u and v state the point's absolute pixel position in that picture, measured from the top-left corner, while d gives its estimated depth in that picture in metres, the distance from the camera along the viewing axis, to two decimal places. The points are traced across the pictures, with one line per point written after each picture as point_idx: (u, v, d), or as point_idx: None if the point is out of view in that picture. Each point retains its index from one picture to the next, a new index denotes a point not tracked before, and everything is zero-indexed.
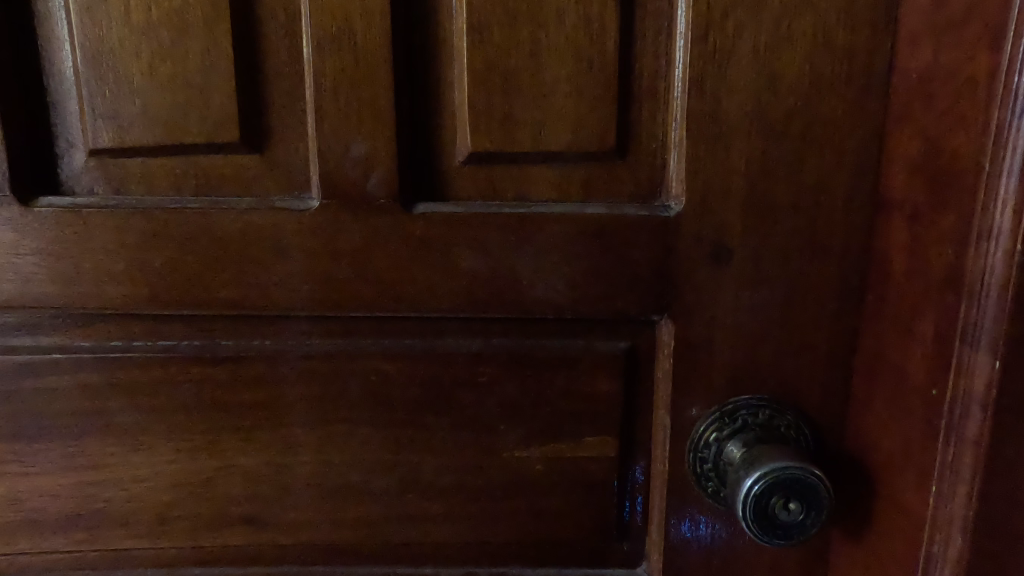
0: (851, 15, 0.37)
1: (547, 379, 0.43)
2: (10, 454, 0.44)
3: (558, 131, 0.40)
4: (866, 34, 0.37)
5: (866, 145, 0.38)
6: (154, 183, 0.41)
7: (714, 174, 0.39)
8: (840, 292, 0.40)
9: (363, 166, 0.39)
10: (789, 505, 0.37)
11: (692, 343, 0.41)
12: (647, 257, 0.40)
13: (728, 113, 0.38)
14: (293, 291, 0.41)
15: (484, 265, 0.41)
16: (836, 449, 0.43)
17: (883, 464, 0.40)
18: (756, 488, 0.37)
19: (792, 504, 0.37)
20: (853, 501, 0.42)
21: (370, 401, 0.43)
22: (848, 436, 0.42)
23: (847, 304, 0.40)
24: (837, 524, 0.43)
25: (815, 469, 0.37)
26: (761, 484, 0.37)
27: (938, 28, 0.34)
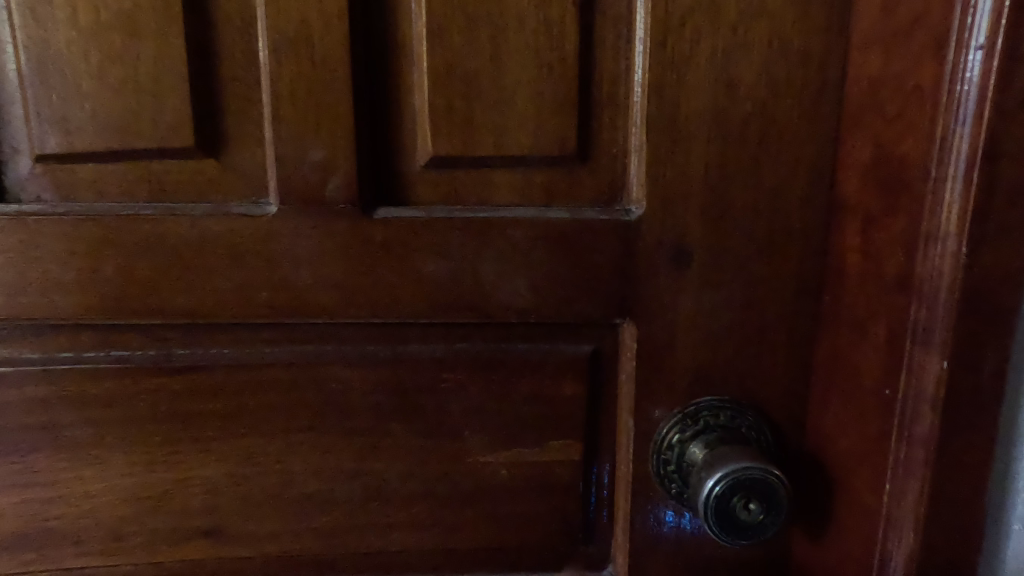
0: (805, 23, 0.38)
1: (512, 383, 0.43)
2: None
3: (520, 135, 0.40)
4: (820, 42, 0.38)
5: (820, 150, 0.39)
6: (105, 189, 0.39)
7: (674, 179, 0.39)
8: (799, 294, 0.41)
9: (322, 170, 0.39)
10: (749, 505, 0.38)
11: (655, 345, 0.42)
12: (609, 261, 0.41)
13: (688, 118, 0.39)
14: (253, 299, 0.40)
15: (447, 270, 0.40)
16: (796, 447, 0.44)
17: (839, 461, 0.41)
18: (717, 489, 0.38)
19: (751, 504, 0.38)
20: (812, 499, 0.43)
21: (332, 410, 0.43)
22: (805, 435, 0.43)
23: (806, 305, 0.41)
24: (797, 521, 0.44)
25: (772, 468, 0.38)
26: (722, 485, 0.37)
27: (885, 38, 0.35)
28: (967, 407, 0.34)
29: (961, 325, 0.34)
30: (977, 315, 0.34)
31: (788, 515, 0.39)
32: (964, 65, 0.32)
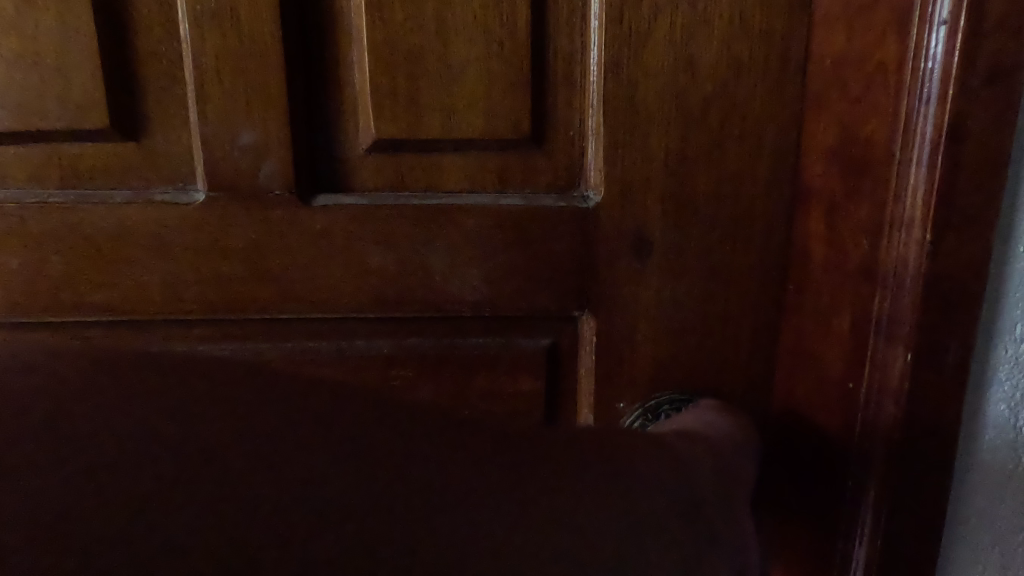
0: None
1: (465, 380, 0.41)
2: None
3: (469, 117, 0.37)
4: (783, 17, 0.35)
5: (783, 132, 0.37)
6: (6, 173, 0.36)
7: (632, 164, 0.37)
8: (762, 286, 0.39)
9: (254, 154, 0.36)
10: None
11: (614, 338, 0.40)
12: (566, 250, 0.39)
13: (647, 99, 0.37)
14: (183, 294, 0.37)
15: (394, 261, 0.38)
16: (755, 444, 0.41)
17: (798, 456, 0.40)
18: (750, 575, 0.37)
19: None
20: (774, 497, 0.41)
21: None
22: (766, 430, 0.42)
23: (768, 297, 0.39)
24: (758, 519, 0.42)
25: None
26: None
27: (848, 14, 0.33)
28: (929, 398, 0.34)
29: (925, 315, 0.33)
30: (942, 304, 0.33)
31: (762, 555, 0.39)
32: (926, 43, 0.30)
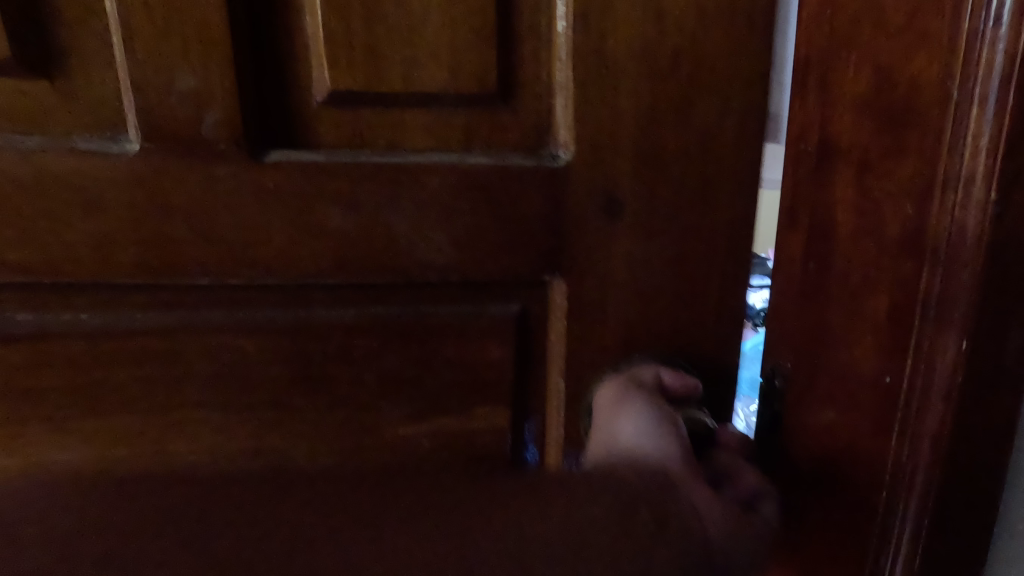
0: None
1: (431, 351, 0.37)
2: None
3: (428, 65, 0.32)
4: None
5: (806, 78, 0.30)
6: None
7: (602, 115, 0.33)
8: None
9: (196, 103, 0.32)
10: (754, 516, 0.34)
11: (585, 303, 0.36)
12: (534, 211, 0.34)
13: (617, 36, 0.31)
14: (125, 258, 0.35)
15: (352, 223, 0.34)
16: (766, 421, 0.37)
17: (818, 466, 0.33)
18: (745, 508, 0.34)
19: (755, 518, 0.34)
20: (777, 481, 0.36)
21: (221, 378, 0.37)
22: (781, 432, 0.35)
23: None
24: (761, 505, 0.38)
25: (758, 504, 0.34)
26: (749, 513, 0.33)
27: None
28: (983, 411, 0.26)
29: (984, 306, 0.25)
30: (1005, 293, 0.25)
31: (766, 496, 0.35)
32: None
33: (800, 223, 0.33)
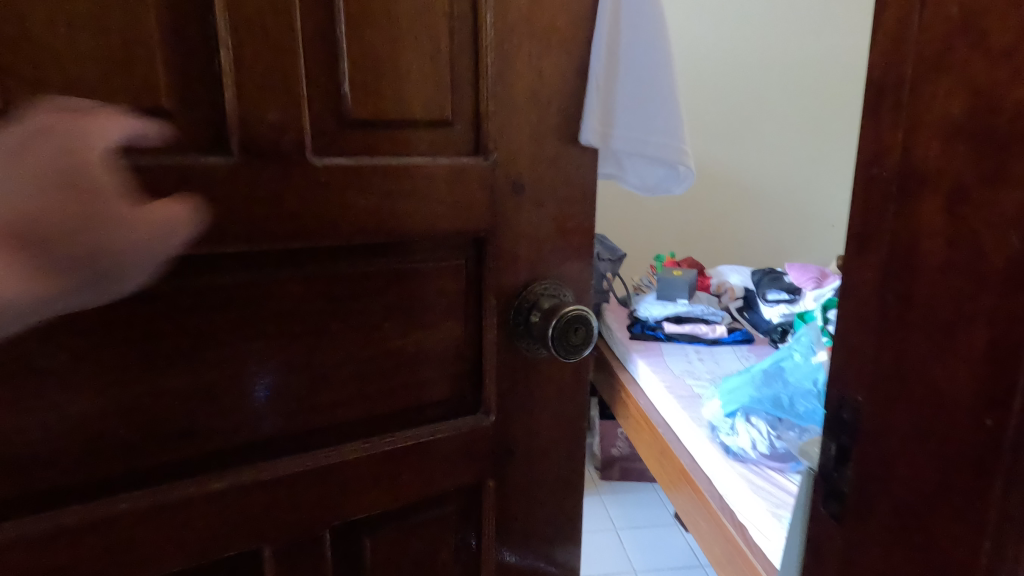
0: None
1: (340, 269, 0.68)
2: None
3: (421, 98, 0.67)
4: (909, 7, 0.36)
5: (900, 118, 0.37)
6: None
7: (438, 134, 0.69)
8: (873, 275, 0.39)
9: (279, 126, 0.60)
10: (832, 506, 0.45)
11: (514, 241, 0.75)
12: (482, 190, 0.71)
13: (393, 57, 0.64)
14: (110, 209, 0.54)
15: (400, 201, 0.67)
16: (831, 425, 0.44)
17: (908, 471, 0.38)
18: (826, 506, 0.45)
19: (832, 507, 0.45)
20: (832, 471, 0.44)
21: (302, 288, 0.66)
22: (864, 445, 0.41)
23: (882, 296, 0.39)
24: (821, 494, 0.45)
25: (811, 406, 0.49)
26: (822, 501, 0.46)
27: None
28: None
29: None
30: None
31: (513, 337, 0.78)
32: None
33: (878, 246, 0.39)
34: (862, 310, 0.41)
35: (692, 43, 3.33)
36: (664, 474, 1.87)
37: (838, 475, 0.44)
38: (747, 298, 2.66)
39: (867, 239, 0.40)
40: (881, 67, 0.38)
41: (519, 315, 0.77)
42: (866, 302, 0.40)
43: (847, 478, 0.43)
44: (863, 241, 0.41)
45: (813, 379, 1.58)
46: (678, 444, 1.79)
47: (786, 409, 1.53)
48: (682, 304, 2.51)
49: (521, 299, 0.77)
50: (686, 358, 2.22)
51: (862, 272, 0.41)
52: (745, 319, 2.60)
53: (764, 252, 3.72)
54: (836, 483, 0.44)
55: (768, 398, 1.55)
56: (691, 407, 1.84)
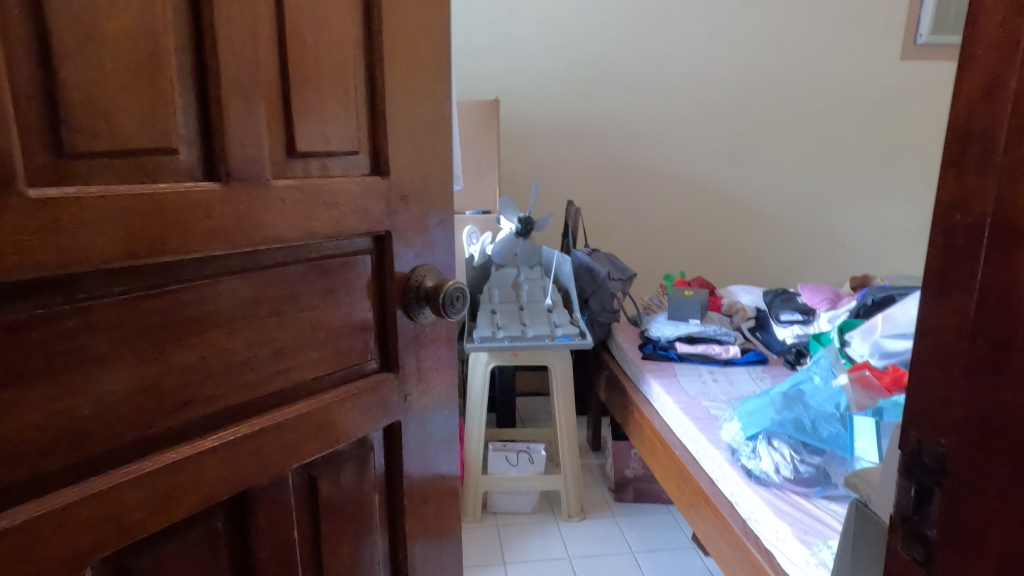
0: (1003, 38, 0.36)
1: (299, 274, 0.77)
2: (24, 396, 0.56)
3: (335, 126, 0.78)
4: (1006, 59, 0.36)
5: (1004, 163, 0.36)
6: (36, 163, 0.55)
7: (347, 155, 0.81)
8: (976, 317, 0.38)
9: (253, 156, 0.69)
10: (916, 553, 0.43)
11: (410, 238, 0.89)
12: (393, 203, 0.86)
13: (300, 92, 0.74)
14: (146, 228, 0.60)
15: (290, 213, 0.73)
16: (931, 468, 0.41)
17: (1005, 518, 0.37)
18: (910, 553, 0.44)
19: (917, 553, 0.43)
20: (923, 520, 0.42)
21: (275, 291, 0.75)
22: (949, 491, 0.40)
23: (973, 339, 0.38)
24: (908, 529, 0.44)
25: (930, 507, 0.42)
26: (904, 544, 0.44)
27: None
28: None
29: None
30: None
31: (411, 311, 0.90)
32: None
33: (971, 287, 0.38)
34: (945, 352, 0.40)
35: (702, 65, 3.37)
36: (680, 496, 1.86)
37: (921, 519, 0.43)
38: (758, 318, 2.68)
39: (950, 283, 0.40)
40: (966, 112, 0.38)
41: (412, 296, 0.89)
42: (949, 344, 0.40)
43: (931, 522, 0.42)
44: (945, 283, 0.40)
45: (835, 403, 1.55)
46: (696, 467, 1.79)
47: (809, 433, 1.51)
48: (695, 324, 2.52)
49: (409, 284, 0.89)
50: (699, 379, 2.22)
51: (946, 313, 0.40)
52: (758, 339, 2.60)
53: (773, 271, 3.73)
54: (919, 527, 0.43)
55: (789, 422, 1.54)
56: (710, 429, 1.83)
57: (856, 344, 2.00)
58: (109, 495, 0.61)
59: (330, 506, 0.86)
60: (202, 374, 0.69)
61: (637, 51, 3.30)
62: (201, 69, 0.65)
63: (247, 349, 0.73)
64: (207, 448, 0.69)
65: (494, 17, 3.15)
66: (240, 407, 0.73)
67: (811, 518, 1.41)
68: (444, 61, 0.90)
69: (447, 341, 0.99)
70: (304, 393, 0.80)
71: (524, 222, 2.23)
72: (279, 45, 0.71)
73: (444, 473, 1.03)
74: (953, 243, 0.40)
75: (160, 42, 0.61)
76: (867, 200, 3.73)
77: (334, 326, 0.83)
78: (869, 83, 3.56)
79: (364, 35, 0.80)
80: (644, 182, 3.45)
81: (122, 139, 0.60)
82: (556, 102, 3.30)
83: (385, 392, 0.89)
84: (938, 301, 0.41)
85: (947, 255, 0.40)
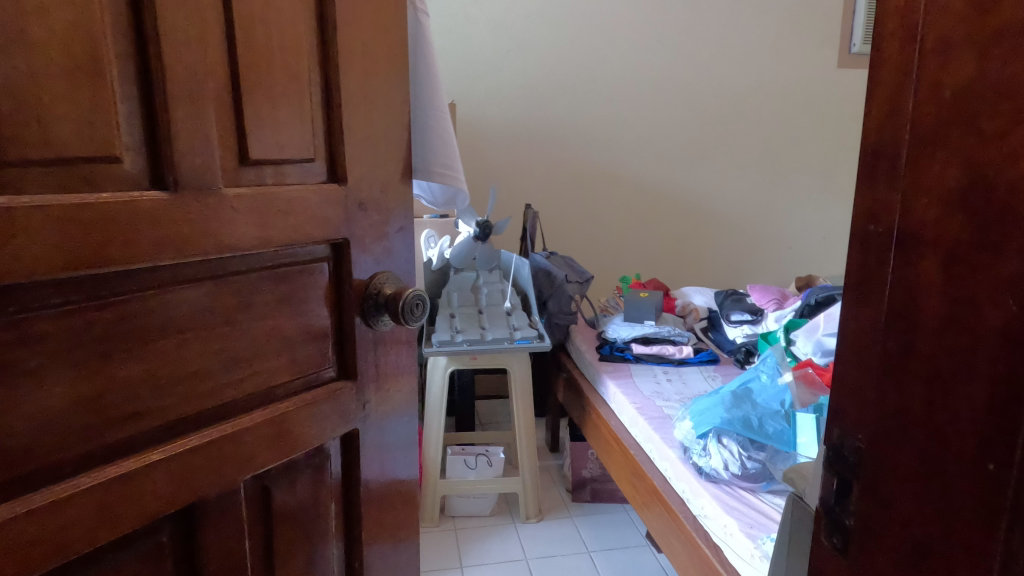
0: (903, 64, 0.39)
1: (252, 282, 0.77)
2: None
3: (288, 134, 0.79)
4: (902, 84, 0.39)
5: (907, 179, 0.39)
6: None
7: (302, 163, 0.81)
8: (887, 321, 0.41)
9: (202, 165, 0.69)
10: (836, 540, 0.46)
11: (367, 245, 0.89)
12: (349, 210, 0.86)
13: (250, 101, 0.74)
14: (85, 238, 0.60)
15: (241, 220, 0.73)
16: (850, 461, 0.44)
17: (911, 505, 0.40)
18: (831, 541, 0.47)
19: (837, 540, 0.46)
20: (841, 509, 0.45)
21: (227, 300, 0.74)
22: (866, 482, 0.43)
23: (885, 342, 0.41)
24: (828, 518, 0.47)
25: (849, 498, 0.44)
26: (825, 532, 0.47)
27: (943, 59, 0.36)
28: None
29: None
30: None
31: (366, 317, 0.91)
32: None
33: (882, 293, 0.42)
34: (862, 353, 0.43)
35: (654, 71, 3.44)
36: (635, 495, 1.89)
37: (841, 510, 0.45)
38: (712, 319, 2.75)
39: (864, 289, 0.43)
40: (876, 131, 0.42)
41: (370, 304, 0.90)
42: (865, 345, 0.43)
43: (851, 512, 0.44)
44: (861, 290, 0.44)
45: (781, 401, 1.61)
46: (651, 465, 1.83)
47: (755, 429, 1.55)
48: (650, 325, 2.58)
49: (367, 291, 0.90)
50: (654, 379, 2.26)
51: (862, 317, 0.43)
52: (710, 339, 2.68)
53: (725, 273, 3.83)
54: (840, 518, 0.45)
55: (738, 420, 1.58)
56: (663, 428, 1.87)
57: (800, 343, 2.07)
58: (48, 509, 0.60)
59: (285, 515, 0.86)
60: (149, 384, 0.68)
61: (591, 57, 3.36)
62: (148, 77, 0.65)
63: (197, 358, 0.72)
64: (154, 459, 0.68)
65: (450, 22, 3.17)
66: (192, 418, 0.73)
67: (757, 513, 1.46)
68: (399, 69, 0.91)
69: (405, 346, 1.00)
70: (258, 401, 0.80)
71: (483, 225, 2.21)
72: (229, 52, 0.71)
73: (402, 477, 1.04)
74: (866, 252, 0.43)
75: (102, 50, 0.61)
76: (813, 203, 3.87)
77: (290, 334, 0.83)
78: (814, 90, 3.69)
79: (316, 42, 0.81)
80: (601, 185, 3.51)
81: (61, 148, 0.59)
82: (512, 107, 3.32)
83: (341, 398, 0.89)
84: (855, 306, 0.44)
85: (862, 262, 0.43)
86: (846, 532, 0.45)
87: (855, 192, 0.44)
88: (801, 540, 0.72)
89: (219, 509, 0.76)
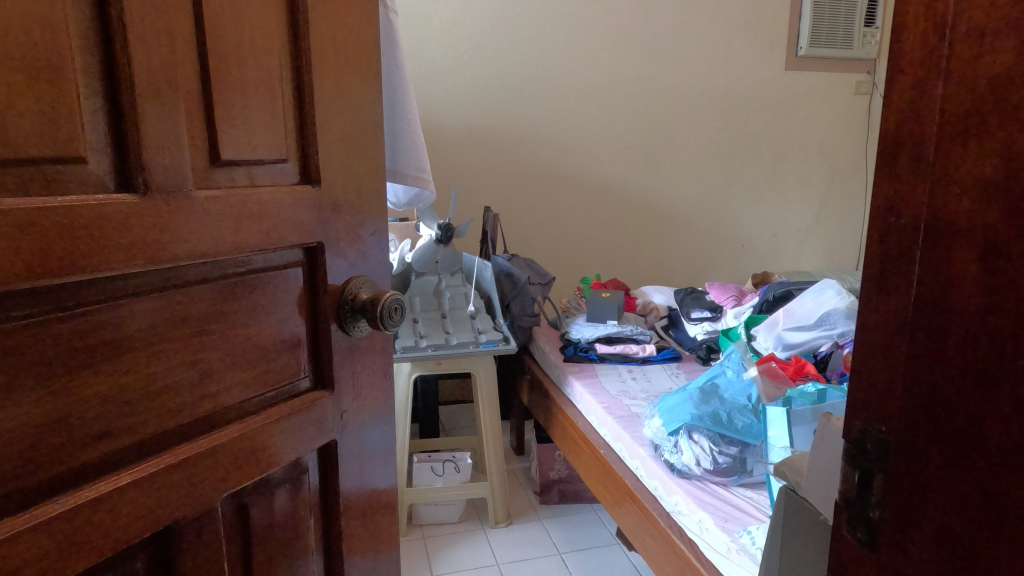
0: (931, 58, 0.40)
1: (227, 290, 0.73)
2: None
3: (263, 134, 0.75)
4: (932, 78, 0.40)
5: (936, 173, 0.40)
6: None
7: (276, 164, 0.77)
8: (916, 312, 0.42)
9: (175, 166, 0.65)
10: (857, 534, 0.47)
11: (343, 249, 0.86)
12: (325, 213, 0.83)
13: (223, 98, 0.70)
14: (47, 246, 0.55)
15: (215, 225, 0.69)
16: (875, 456, 0.45)
17: (945, 493, 0.40)
18: (850, 534, 0.48)
19: (858, 534, 0.47)
20: (862, 504, 0.47)
21: (201, 308, 0.70)
22: (895, 471, 0.44)
23: (913, 333, 0.42)
24: (848, 512, 0.48)
25: (873, 492, 0.46)
26: (844, 527, 0.49)
27: (974, 53, 0.37)
28: None
29: None
30: None
31: (342, 325, 0.87)
32: None
33: (910, 285, 0.42)
34: (890, 345, 0.44)
35: (608, 74, 3.48)
36: (605, 494, 1.90)
37: (864, 502, 0.46)
38: (671, 317, 2.80)
39: (890, 282, 0.44)
40: (903, 125, 0.43)
41: (346, 310, 0.87)
42: (894, 338, 0.44)
43: (874, 504, 0.46)
44: (884, 282, 0.45)
45: (747, 395, 1.64)
46: (620, 464, 1.83)
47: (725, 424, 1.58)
48: (613, 325, 2.60)
49: (343, 297, 0.86)
50: (620, 378, 2.28)
51: (889, 311, 0.44)
52: (671, 337, 2.71)
53: (680, 271, 3.90)
54: (863, 511, 0.46)
55: (707, 416, 1.60)
56: (632, 427, 1.88)
57: (760, 339, 2.13)
58: (15, 542, 0.55)
59: (264, 534, 0.82)
60: (118, 401, 0.63)
61: (546, 59, 3.38)
62: (115, 69, 0.60)
63: (170, 373, 0.68)
64: (128, 479, 0.63)
65: (403, 22, 3.12)
66: (162, 436, 0.68)
67: (730, 506, 1.48)
68: (374, 66, 0.88)
69: (383, 352, 0.97)
70: (234, 414, 0.76)
71: (445, 228, 2.17)
72: (199, 46, 0.67)
73: (381, 488, 1.01)
74: (892, 247, 0.44)
75: (63, 40, 0.56)
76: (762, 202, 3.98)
77: (264, 344, 0.79)
78: (760, 93, 3.81)
79: (287, 37, 0.77)
80: (557, 187, 3.53)
81: (22, 148, 0.54)
82: (467, 109, 3.30)
83: (319, 407, 0.86)
84: (877, 297, 0.45)
85: (889, 254, 0.44)
86: (870, 525, 0.46)
87: (881, 187, 0.45)
88: (804, 534, 0.72)
89: (198, 531, 0.72)
